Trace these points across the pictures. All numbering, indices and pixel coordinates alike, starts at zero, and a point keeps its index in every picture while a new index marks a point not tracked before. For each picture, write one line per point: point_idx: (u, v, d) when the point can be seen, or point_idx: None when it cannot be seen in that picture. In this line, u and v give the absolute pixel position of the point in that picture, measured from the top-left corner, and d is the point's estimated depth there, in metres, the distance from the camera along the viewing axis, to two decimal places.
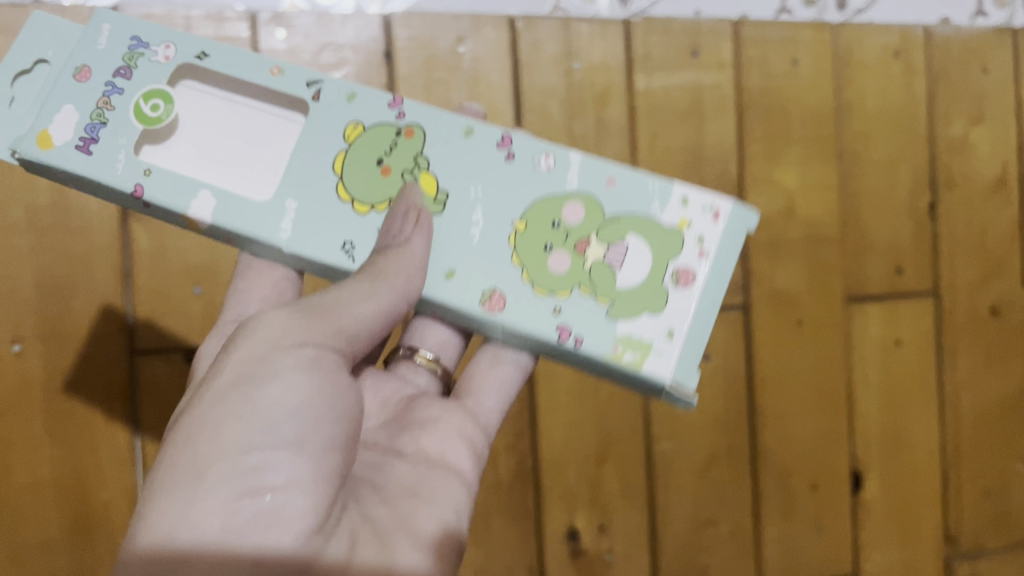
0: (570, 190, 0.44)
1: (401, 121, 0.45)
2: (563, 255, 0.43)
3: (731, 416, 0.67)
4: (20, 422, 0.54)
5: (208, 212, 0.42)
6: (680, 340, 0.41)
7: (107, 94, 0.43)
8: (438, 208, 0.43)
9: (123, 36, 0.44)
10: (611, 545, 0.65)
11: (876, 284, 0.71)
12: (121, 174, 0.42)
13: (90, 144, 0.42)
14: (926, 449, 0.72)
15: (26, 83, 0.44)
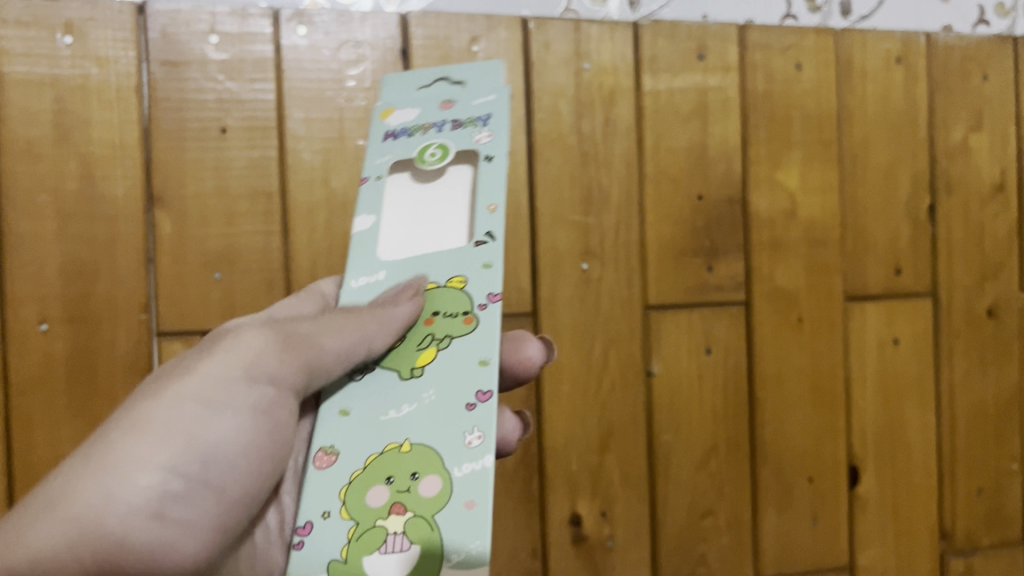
0: (449, 470, 0.39)
1: (479, 308, 0.43)
2: (380, 492, 0.39)
3: (730, 409, 0.69)
4: (45, 400, 0.56)
5: (357, 227, 0.48)
6: None
7: (433, 125, 0.49)
8: (405, 373, 0.42)
9: (483, 108, 0.49)
10: (612, 532, 0.67)
11: (875, 284, 0.73)
12: (372, 163, 0.49)
13: (391, 137, 0.50)
14: (922, 447, 0.74)
15: (439, 86, 0.51)
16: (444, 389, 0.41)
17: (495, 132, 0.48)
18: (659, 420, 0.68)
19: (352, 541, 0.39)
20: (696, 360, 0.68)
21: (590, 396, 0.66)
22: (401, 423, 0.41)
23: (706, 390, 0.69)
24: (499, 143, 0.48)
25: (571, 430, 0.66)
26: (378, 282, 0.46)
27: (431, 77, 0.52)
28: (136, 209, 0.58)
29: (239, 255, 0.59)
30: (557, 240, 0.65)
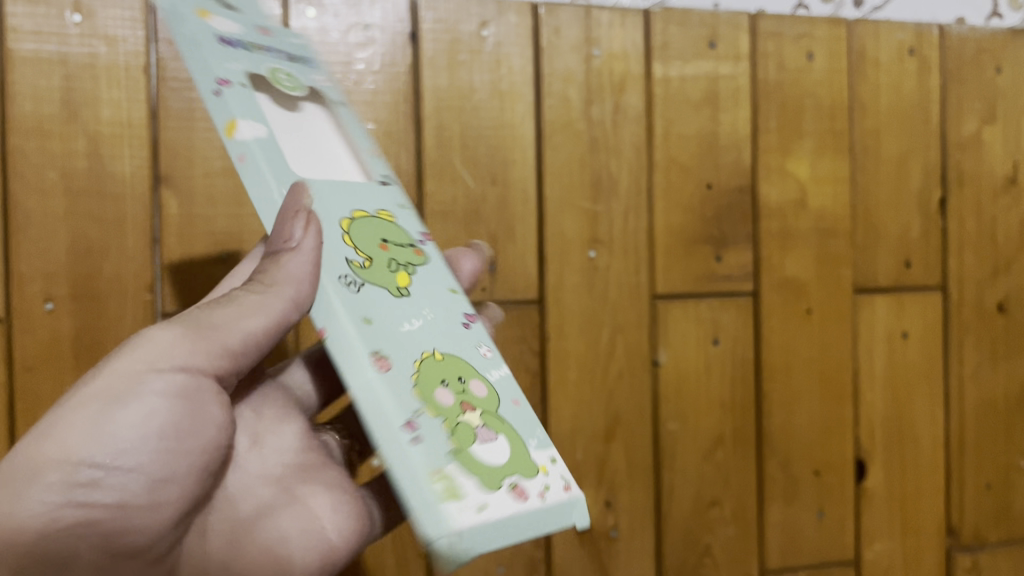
0: (488, 378, 0.41)
1: (420, 241, 0.46)
2: (450, 394, 0.39)
3: (737, 400, 0.69)
4: (50, 379, 0.56)
5: (249, 133, 0.49)
6: (488, 515, 0.35)
7: (263, 48, 0.53)
8: (397, 295, 0.42)
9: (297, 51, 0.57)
10: (616, 521, 0.66)
11: (885, 277, 0.72)
12: (228, 67, 0.51)
13: (227, 41, 0.52)
14: (930, 441, 0.73)
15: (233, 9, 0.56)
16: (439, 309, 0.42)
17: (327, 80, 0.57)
18: (665, 409, 0.67)
19: (451, 436, 0.37)
20: (703, 350, 0.68)
21: (596, 384, 0.66)
22: (418, 334, 0.40)
23: (713, 381, 0.68)
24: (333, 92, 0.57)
25: (576, 418, 0.65)
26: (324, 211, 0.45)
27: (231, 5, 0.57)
28: (143, 188, 0.57)
29: (246, 237, 0.59)
30: (565, 227, 0.65)
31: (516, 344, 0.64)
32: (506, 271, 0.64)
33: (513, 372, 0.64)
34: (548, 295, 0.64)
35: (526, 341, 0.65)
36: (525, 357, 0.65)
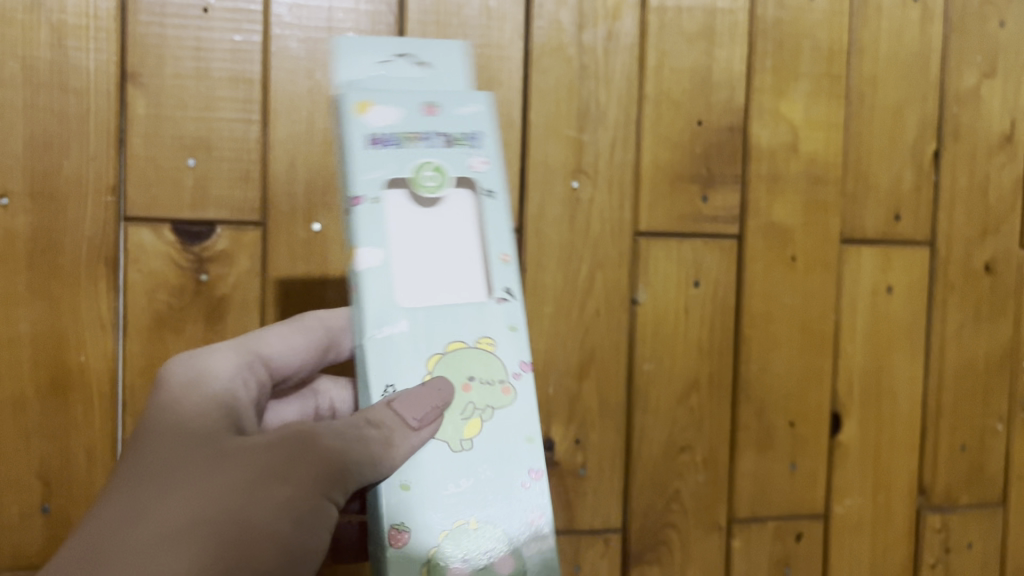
0: (492, 561, 0.42)
1: (512, 377, 0.45)
2: (460, 567, 0.41)
3: (715, 344, 0.67)
4: (4, 278, 0.54)
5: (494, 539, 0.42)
6: (459, 478, 0.42)
7: (480, 413, 0.44)
8: (457, 446, 0.43)
9: (501, 282, 0.46)
10: (585, 459, 0.65)
11: (872, 228, 0.71)
12: (445, 495, 0.42)
13: (532, 478, 0.44)
14: (907, 397, 0.72)
15: (500, 275, 0.47)
16: (496, 465, 0.43)
17: (489, 158, 0.47)
18: (641, 350, 0.66)
19: (444, 357, 0.44)
20: (684, 291, 0.66)
21: (571, 320, 0.64)
22: (461, 497, 0.42)
23: (692, 323, 0.67)
24: (495, 174, 0.47)
25: (550, 353, 0.64)
26: (396, 333, 0.43)
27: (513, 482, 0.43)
28: (109, 85, 0.55)
29: (215, 141, 0.57)
30: (550, 155, 0.63)
31: None
32: None
33: None
34: (528, 224, 0.62)
35: None
36: None
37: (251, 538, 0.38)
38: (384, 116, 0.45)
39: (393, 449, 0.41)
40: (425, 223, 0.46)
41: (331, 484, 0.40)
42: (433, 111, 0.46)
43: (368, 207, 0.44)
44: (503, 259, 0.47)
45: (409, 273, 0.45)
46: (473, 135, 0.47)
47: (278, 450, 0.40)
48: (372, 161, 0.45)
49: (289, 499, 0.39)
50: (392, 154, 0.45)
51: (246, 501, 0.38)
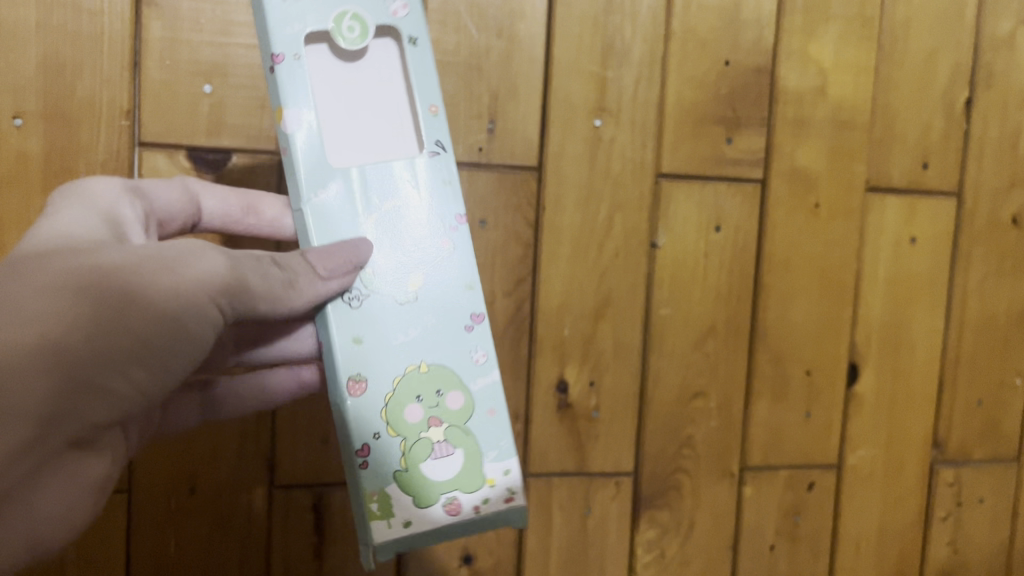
0: (467, 387, 0.45)
1: (456, 224, 0.46)
2: (418, 409, 0.44)
3: (733, 289, 0.66)
4: (18, 201, 0.54)
5: (474, 379, 0.45)
6: (411, 335, 0.44)
7: (419, 270, 0.45)
8: (399, 299, 0.44)
9: (410, 26, 0.46)
10: (599, 402, 0.65)
11: (898, 177, 0.69)
12: (394, 350, 0.44)
13: (474, 322, 0.45)
14: (926, 349, 0.72)
15: (418, 50, 0.46)
16: (441, 315, 0.45)
17: (411, 5, 0.46)
18: (658, 293, 0.65)
19: (376, 215, 0.45)
20: (704, 236, 0.65)
21: (589, 261, 0.63)
22: (408, 346, 0.44)
23: (712, 268, 0.66)
24: (418, 18, 0.46)
25: (567, 293, 0.63)
26: (331, 196, 0.44)
27: (459, 320, 0.45)
28: (124, 6, 0.54)
29: (232, 68, 0.56)
30: (572, 91, 0.61)
31: (510, 212, 0.62)
32: (507, 134, 0.61)
33: (504, 241, 0.62)
34: (548, 162, 0.61)
35: (521, 210, 0.62)
36: (518, 227, 0.62)
37: (134, 314, 0.37)
38: None
39: (298, 292, 0.42)
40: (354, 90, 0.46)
41: (231, 291, 0.41)
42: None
43: (288, 62, 0.43)
44: (398, 14, 0.46)
45: (340, 127, 0.45)
46: None
47: (170, 250, 0.40)
48: (285, 13, 0.43)
49: (181, 287, 0.39)
50: (304, 6, 0.43)
51: (132, 276, 0.38)
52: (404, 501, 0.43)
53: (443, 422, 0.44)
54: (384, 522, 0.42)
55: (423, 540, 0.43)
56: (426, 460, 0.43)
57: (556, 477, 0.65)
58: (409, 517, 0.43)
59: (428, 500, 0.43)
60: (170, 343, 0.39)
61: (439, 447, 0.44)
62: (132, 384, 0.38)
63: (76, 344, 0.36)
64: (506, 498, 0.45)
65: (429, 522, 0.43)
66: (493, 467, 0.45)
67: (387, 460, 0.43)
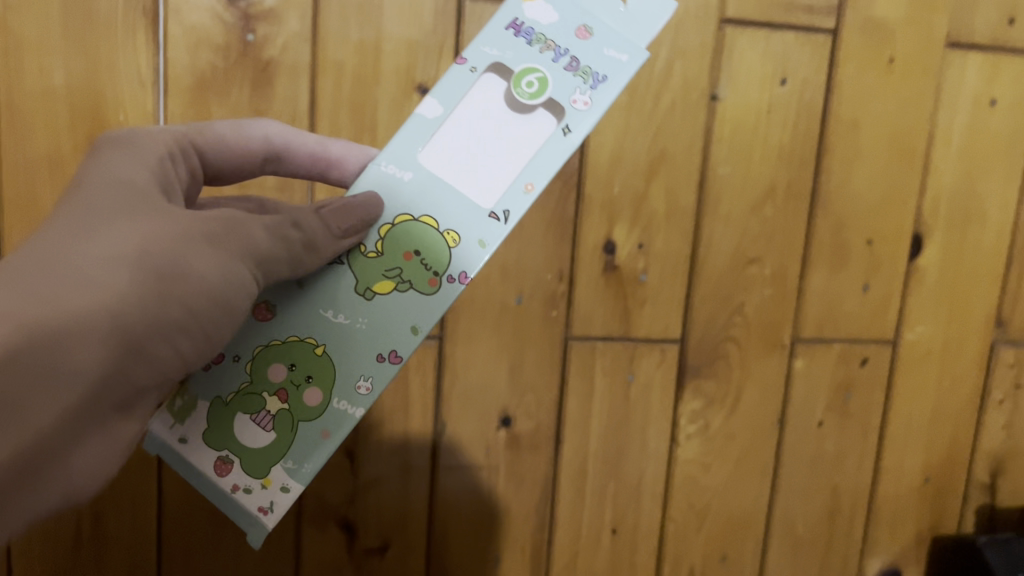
0: (329, 404, 0.41)
1: (454, 278, 0.41)
2: (282, 375, 0.41)
3: (797, 149, 0.62)
4: (36, 23, 0.52)
5: (351, 404, 0.41)
6: (336, 311, 0.41)
7: (397, 282, 0.41)
8: (360, 293, 0.41)
9: (576, 118, 0.42)
10: (647, 265, 0.61)
11: (982, 32, 0.64)
12: (319, 318, 0.41)
13: (393, 356, 0.41)
14: (997, 222, 0.67)
15: (572, 131, 0.42)
16: (378, 322, 0.41)
17: (597, 104, 0.42)
18: (716, 151, 0.61)
19: (412, 220, 0.42)
20: (769, 89, 0.61)
21: (642, 112, 0.59)
22: (331, 325, 0.41)
23: (774, 125, 0.61)
24: (591, 122, 0.42)
25: (618, 148, 0.59)
26: (389, 177, 0.42)
27: (386, 339, 0.41)
28: None
29: None
30: None
31: None
32: None
33: None
34: None
35: None
36: None
37: (183, 285, 0.36)
38: (543, 13, 0.43)
39: (318, 252, 0.41)
40: (491, 125, 0.42)
41: (263, 261, 0.39)
42: (587, 37, 0.43)
43: (460, 74, 0.43)
44: (576, 105, 0.42)
45: (451, 141, 0.42)
46: (601, 77, 0.42)
47: (215, 222, 0.39)
48: (500, 39, 0.43)
49: (228, 261, 0.38)
50: (517, 41, 0.43)
51: (183, 249, 0.37)
52: (196, 424, 0.41)
53: (287, 403, 0.41)
54: (176, 427, 0.41)
55: (167, 458, 0.40)
56: (242, 415, 0.41)
57: (600, 342, 0.62)
58: (186, 434, 0.41)
59: (213, 441, 0.40)
60: (215, 318, 0.38)
61: (263, 418, 0.41)
62: (176, 352, 0.37)
63: (132, 312, 0.35)
64: (255, 509, 0.40)
65: (193, 461, 0.40)
66: (228, 476, 0.40)
67: (217, 387, 0.41)
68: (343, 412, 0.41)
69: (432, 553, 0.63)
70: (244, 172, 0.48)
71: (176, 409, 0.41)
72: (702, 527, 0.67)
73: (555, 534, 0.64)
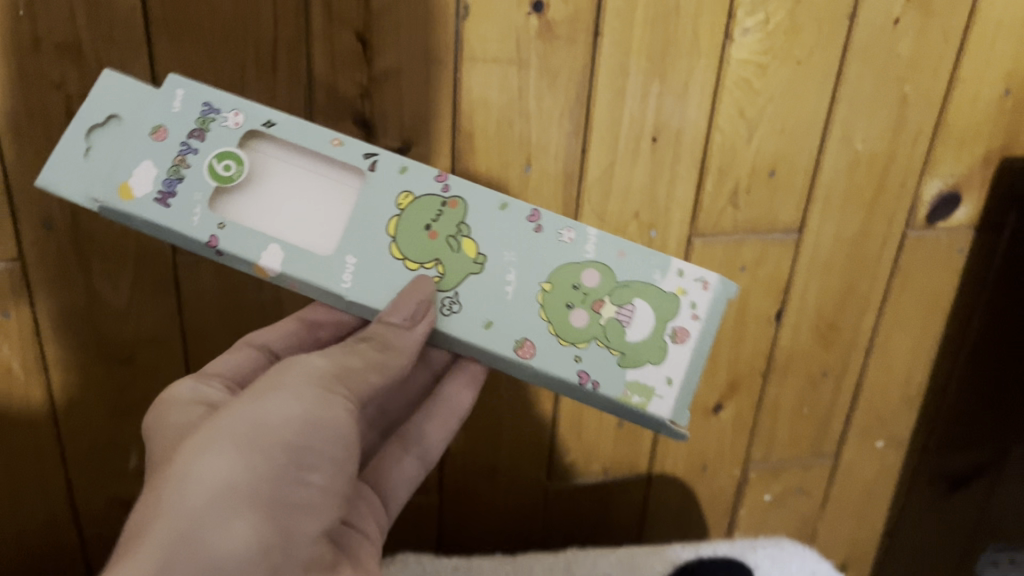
0: (587, 260, 0.47)
1: (445, 193, 0.47)
2: (582, 314, 0.46)
3: None
4: None
5: (586, 246, 0.47)
6: (515, 285, 0.46)
7: (455, 245, 0.47)
8: (477, 268, 0.46)
9: (234, 111, 0.47)
10: None
11: None
12: (518, 295, 0.46)
13: (535, 220, 0.47)
14: None
15: (279, 128, 0.47)
16: (516, 244, 0.47)
17: (239, 105, 0.47)
18: None
19: (398, 224, 0.46)
20: None
21: None
22: (523, 289, 0.46)
23: None
24: (252, 106, 0.47)
25: None
26: (360, 264, 0.46)
27: (519, 239, 0.47)
28: None
29: None
30: None
31: None
32: None
33: None
34: None
35: None
36: None
37: (268, 429, 0.37)
38: (144, 174, 0.45)
39: (398, 349, 0.44)
40: (279, 207, 0.47)
41: (331, 380, 0.41)
42: (159, 131, 0.45)
43: (225, 235, 0.45)
44: (238, 122, 0.46)
45: (300, 234, 0.47)
46: (208, 107, 0.46)
47: (261, 383, 0.40)
48: (185, 207, 0.45)
49: (289, 392, 0.39)
50: (188, 189, 0.45)
51: (247, 406, 0.38)
52: (637, 372, 0.46)
53: (605, 300, 0.46)
54: (649, 395, 0.45)
55: (693, 379, 0.46)
56: (624, 330, 0.46)
57: None
58: (669, 374, 0.46)
59: (664, 351, 0.46)
60: (317, 432, 0.39)
61: (622, 314, 0.46)
62: (313, 486, 0.38)
63: (244, 475, 0.36)
64: (701, 280, 0.47)
65: (681, 353, 0.46)
66: (671, 281, 0.47)
67: (607, 368, 0.45)
68: (595, 251, 0.47)
69: (456, 157, 0.58)
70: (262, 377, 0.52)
71: (638, 399, 0.45)
72: (752, 138, 0.61)
73: (591, 140, 0.59)
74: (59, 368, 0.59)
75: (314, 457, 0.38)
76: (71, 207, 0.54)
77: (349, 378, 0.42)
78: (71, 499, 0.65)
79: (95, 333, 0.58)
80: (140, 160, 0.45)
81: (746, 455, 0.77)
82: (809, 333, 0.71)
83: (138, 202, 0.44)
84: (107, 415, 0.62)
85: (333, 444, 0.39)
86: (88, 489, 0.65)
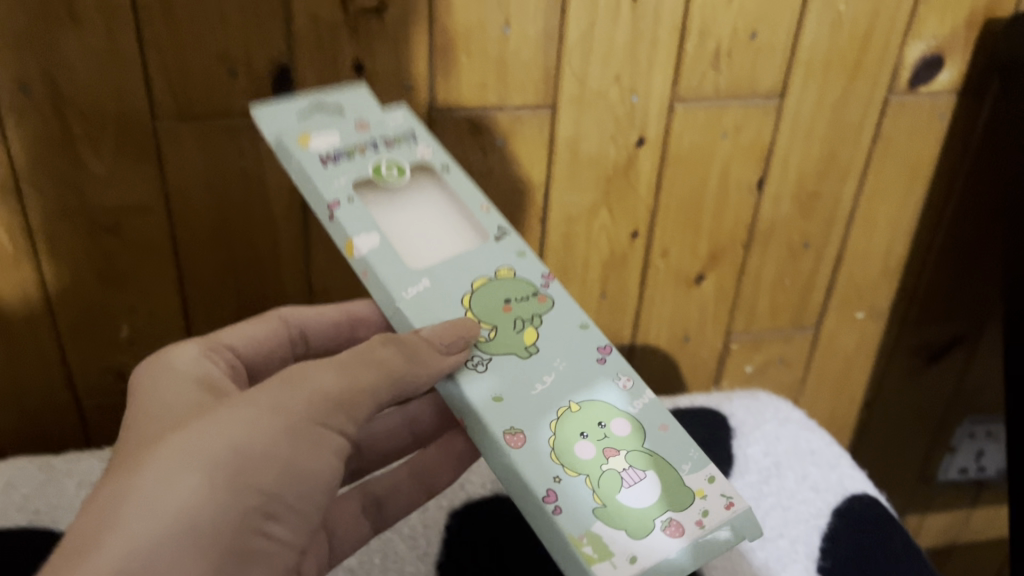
0: (630, 413, 0.44)
1: (543, 286, 0.48)
2: (591, 447, 0.42)
3: None
4: None
5: (636, 405, 0.45)
6: (545, 384, 0.44)
7: (531, 323, 0.46)
8: (524, 352, 0.45)
9: (426, 142, 0.51)
10: None
11: None
12: (540, 396, 0.44)
13: (603, 355, 0.46)
14: None
15: (452, 175, 0.50)
16: (570, 358, 0.45)
17: (432, 144, 0.51)
18: None
19: (476, 291, 0.47)
20: None
21: None
22: (552, 394, 0.44)
23: None
24: (443, 151, 0.51)
25: None
26: (424, 291, 0.46)
27: (578, 358, 0.46)
28: None
29: None
30: None
31: None
32: None
33: None
34: None
35: None
36: None
37: (255, 465, 0.39)
38: (325, 141, 0.49)
39: (425, 364, 0.42)
40: (407, 227, 0.49)
41: (330, 400, 0.42)
42: (363, 126, 0.50)
43: (346, 207, 0.47)
44: (426, 154, 0.50)
45: (407, 251, 0.48)
46: (410, 135, 0.51)
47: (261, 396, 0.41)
48: (333, 173, 0.47)
49: (289, 422, 0.40)
50: (350, 165, 0.48)
51: (242, 431, 0.39)
52: (608, 528, 0.40)
53: (619, 450, 0.43)
54: (607, 564, 0.38)
55: (655, 574, 0.38)
56: (619, 481, 0.41)
57: None
58: (634, 553, 0.39)
59: (644, 529, 0.40)
60: (297, 476, 0.40)
61: (627, 474, 0.42)
62: (277, 533, 0.40)
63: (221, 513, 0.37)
64: (695, 520, 0.40)
65: (662, 551, 0.39)
66: (694, 479, 0.42)
67: (581, 502, 0.40)
68: (641, 408, 0.45)
69: (434, 18, 0.57)
70: (278, 351, 0.55)
71: (593, 560, 0.38)
72: None
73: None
74: (46, 235, 0.60)
75: (286, 498, 0.40)
76: (47, 68, 0.53)
77: (348, 393, 0.42)
78: (68, 368, 0.67)
79: (80, 201, 0.59)
80: (322, 130, 0.49)
81: (728, 324, 0.79)
82: (789, 202, 0.72)
83: (303, 151, 0.48)
84: (96, 283, 0.63)
85: (306, 483, 0.40)
86: (84, 357, 0.66)
